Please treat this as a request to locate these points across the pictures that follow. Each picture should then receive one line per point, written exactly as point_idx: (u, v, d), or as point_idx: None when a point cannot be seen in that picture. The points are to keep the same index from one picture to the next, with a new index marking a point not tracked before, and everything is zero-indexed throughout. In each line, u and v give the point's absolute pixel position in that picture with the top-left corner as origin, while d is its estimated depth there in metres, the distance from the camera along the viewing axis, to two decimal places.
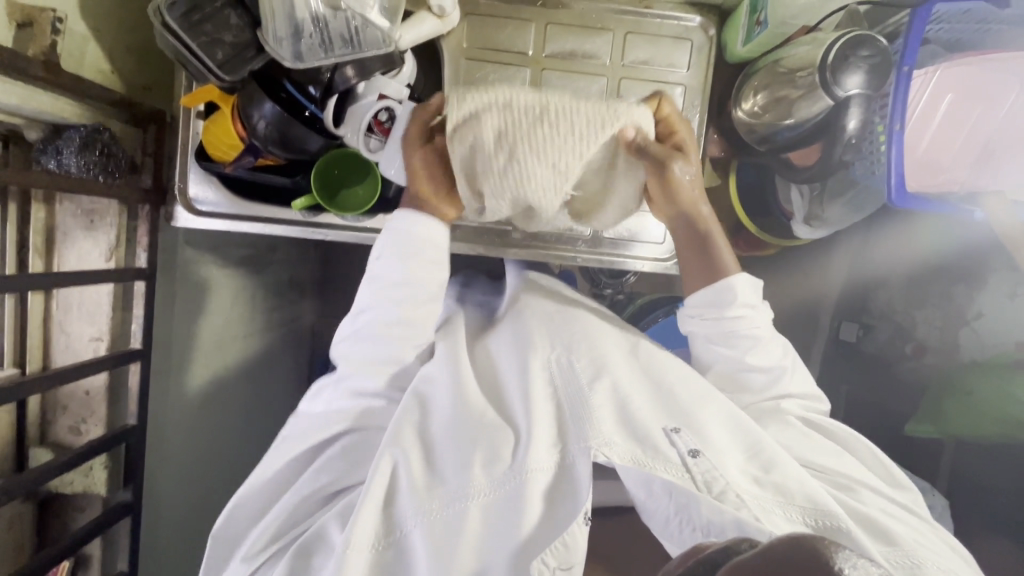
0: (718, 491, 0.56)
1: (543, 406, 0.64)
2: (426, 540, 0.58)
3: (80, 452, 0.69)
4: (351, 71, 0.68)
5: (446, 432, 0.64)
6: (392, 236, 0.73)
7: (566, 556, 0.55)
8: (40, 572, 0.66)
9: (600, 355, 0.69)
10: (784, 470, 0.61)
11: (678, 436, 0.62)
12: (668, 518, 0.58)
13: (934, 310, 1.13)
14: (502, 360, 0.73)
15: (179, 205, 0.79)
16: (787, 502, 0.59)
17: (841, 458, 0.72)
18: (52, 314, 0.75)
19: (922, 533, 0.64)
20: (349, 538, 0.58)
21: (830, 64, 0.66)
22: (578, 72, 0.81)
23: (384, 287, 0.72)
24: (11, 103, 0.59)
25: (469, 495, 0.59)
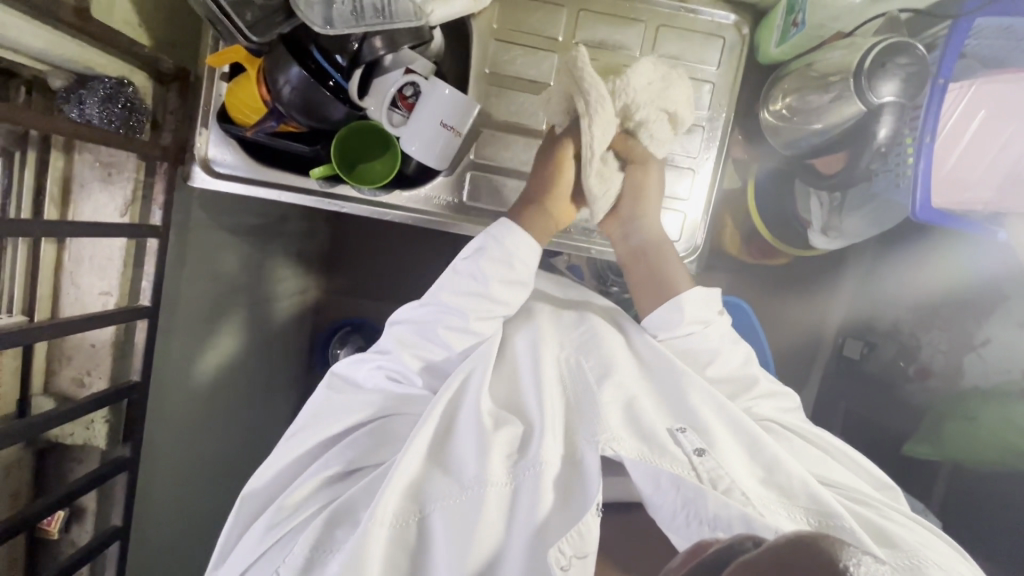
0: (724, 487, 0.56)
1: (554, 401, 0.66)
2: (451, 521, 0.58)
3: (83, 403, 0.70)
4: (380, 42, 0.68)
5: (465, 420, 0.65)
6: (477, 267, 0.69)
7: (582, 545, 0.55)
8: (30, 522, 0.66)
9: (608, 357, 0.70)
10: (787, 471, 0.62)
11: (683, 436, 0.63)
12: (674, 510, 0.57)
13: (944, 334, 1.13)
14: (520, 352, 0.72)
15: (196, 165, 0.79)
16: (791, 504, 0.60)
17: (826, 461, 0.72)
18: (64, 264, 0.75)
19: (910, 528, 0.65)
20: (375, 514, 0.57)
21: (867, 68, 0.65)
22: (604, 62, 0.81)
23: (456, 321, 0.68)
24: (40, 47, 0.58)
25: (488, 480, 0.59)
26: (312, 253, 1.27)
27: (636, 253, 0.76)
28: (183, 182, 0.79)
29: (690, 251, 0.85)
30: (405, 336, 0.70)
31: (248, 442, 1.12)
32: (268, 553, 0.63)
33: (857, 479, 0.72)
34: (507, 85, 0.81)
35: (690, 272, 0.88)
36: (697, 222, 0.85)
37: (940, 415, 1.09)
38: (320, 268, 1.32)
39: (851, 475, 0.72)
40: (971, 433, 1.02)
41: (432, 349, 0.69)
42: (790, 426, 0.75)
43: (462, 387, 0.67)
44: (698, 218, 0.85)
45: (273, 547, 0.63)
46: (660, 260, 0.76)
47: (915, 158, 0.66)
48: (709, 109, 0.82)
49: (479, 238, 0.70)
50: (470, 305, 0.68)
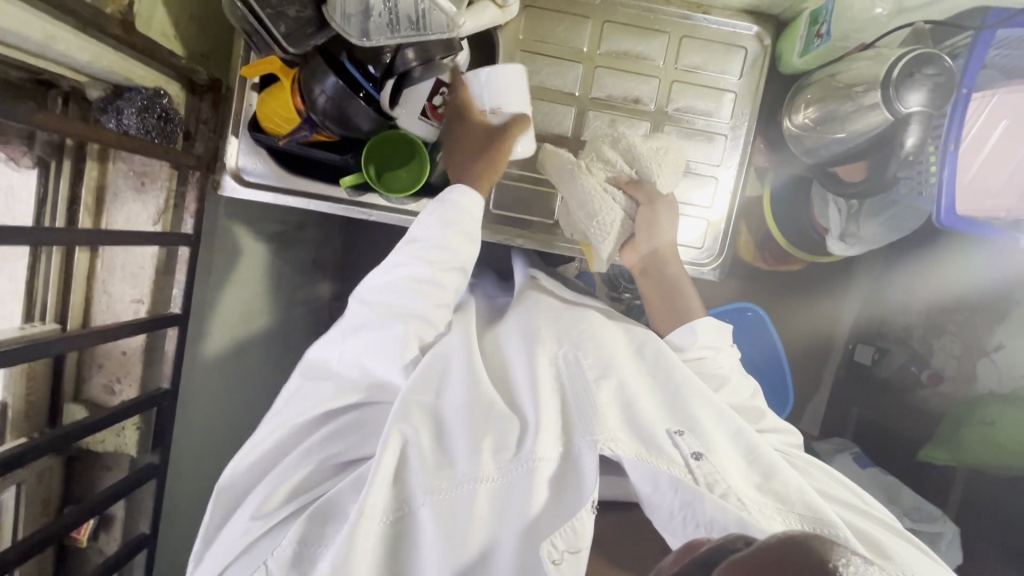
0: (721, 492, 0.54)
1: (550, 401, 0.64)
2: (439, 518, 0.57)
3: (117, 411, 0.69)
4: (413, 53, 0.70)
5: (457, 415, 0.62)
6: (433, 224, 0.72)
7: (574, 540, 0.55)
8: (66, 530, 0.66)
9: (607, 356, 0.69)
10: (784, 479, 0.59)
11: (681, 438, 0.61)
12: (671, 511, 0.56)
13: (951, 339, 1.16)
14: (511, 356, 0.73)
15: (227, 174, 0.80)
16: (787, 511, 0.56)
17: (834, 484, 0.71)
18: (97, 271, 0.76)
19: (919, 558, 0.63)
20: (362, 507, 0.56)
21: (894, 77, 0.65)
22: (628, 72, 0.82)
23: (420, 272, 0.70)
24: (84, 60, 0.59)
25: (479, 476, 0.58)
26: (328, 260, 1.28)
27: (652, 273, 0.80)
28: (214, 191, 0.80)
29: (713, 258, 0.86)
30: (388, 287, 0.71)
31: None
32: (253, 545, 0.62)
33: (868, 505, 0.71)
34: (532, 95, 0.83)
35: (713, 280, 0.88)
36: (718, 229, 0.86)
37: (956, 421, 1.09)
38: (334, 275, 1.32)
39: (860, 499, 0.71)
40: (988, 440, 1.02)
41: (402, 309, 0.69)
42: (796, 450, 0.75)
43: (445, 379, 0.66)
44: (719, 225, 0.86)
45: (257, 540, 0.62)
46: (675, 283, 0.79)
47: (940, 165, 0.67)
48: (730, 118, 0.83)
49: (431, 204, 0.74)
50: (432, 257, 0.70)
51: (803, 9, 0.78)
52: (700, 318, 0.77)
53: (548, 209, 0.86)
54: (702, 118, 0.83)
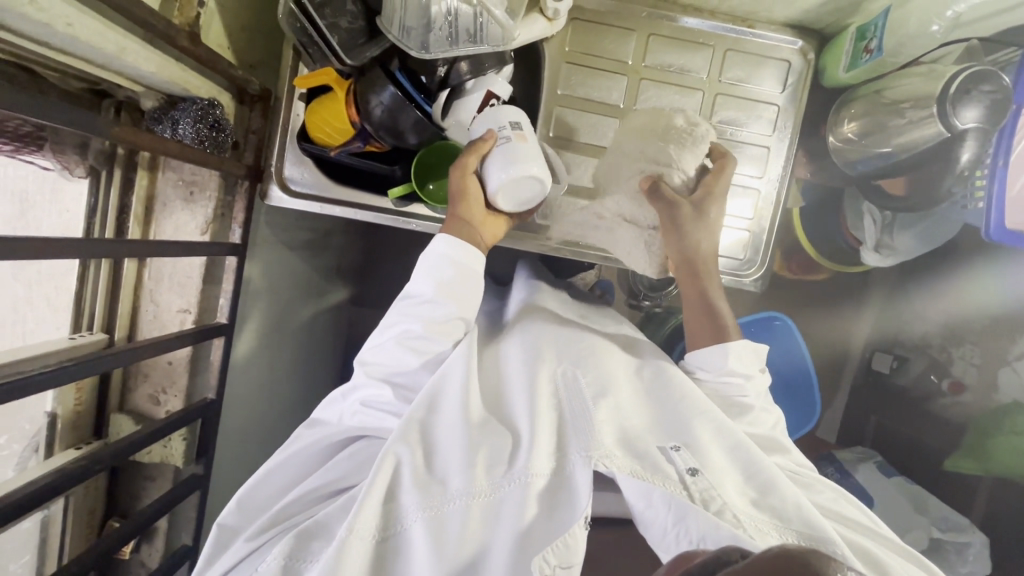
0: (716, 508, 0.53)
1: (546, 418, 0.63)
2: (431, 535, 0.54)
3: (166, 423, 0.69)
4: (467, 66, 0.70)
5: (450, 431, 0.63)
6: (422, 280, 0.71)
7: (567, 555, 0.52)
8: (116, 545, 0.65)
9: (605, 375, 0.69)
10: (782, 495, 0.58)
11: (677, 454, 0.60)
12: (665, 528, 0.55)
13: (972, 348, 1.16)
14: (508, 370, 0.73)
15: (274, 184, 0.79)
16: (784, 528, 0.55)
17: (835, 499, 0.69)
18: (144, 281, 0.75)
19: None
20: (353, 523, 0.54)
21: (951, 95, 0.65)
22: (672, 85, 0.82)
23: (410, 330, 0.70)
24: (149, 71, 0.59)
25: (471, 492, 0.56)
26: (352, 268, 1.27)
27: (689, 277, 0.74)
28: (260, 200, 0.80)
29: (753, 268, 0.87)
30: (388, 338, 0.72)
31: None
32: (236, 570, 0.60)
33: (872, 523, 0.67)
34: (577, 106, 0.83)
35: (752, 291, 0.89)
36: (758, 240, 0.86)
37: (984, 430, 1.10)
38: (355, 282, 1.31)
39: (862, 515, 0.68)
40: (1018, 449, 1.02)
41: (392, 370, 0.70)
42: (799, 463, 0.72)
43: (438, 398, 0.66)
44: (759, 237, 0.86)
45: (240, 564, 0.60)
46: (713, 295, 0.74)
47: (988, 180, 0.68)
48: (773, 130, 0.84)
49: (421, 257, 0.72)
50: (422, 313, 0.70)
51: (848, 24, 0.79)
52: (733, 338, 0.73)
53: None
54: (745, 130, 0.83)
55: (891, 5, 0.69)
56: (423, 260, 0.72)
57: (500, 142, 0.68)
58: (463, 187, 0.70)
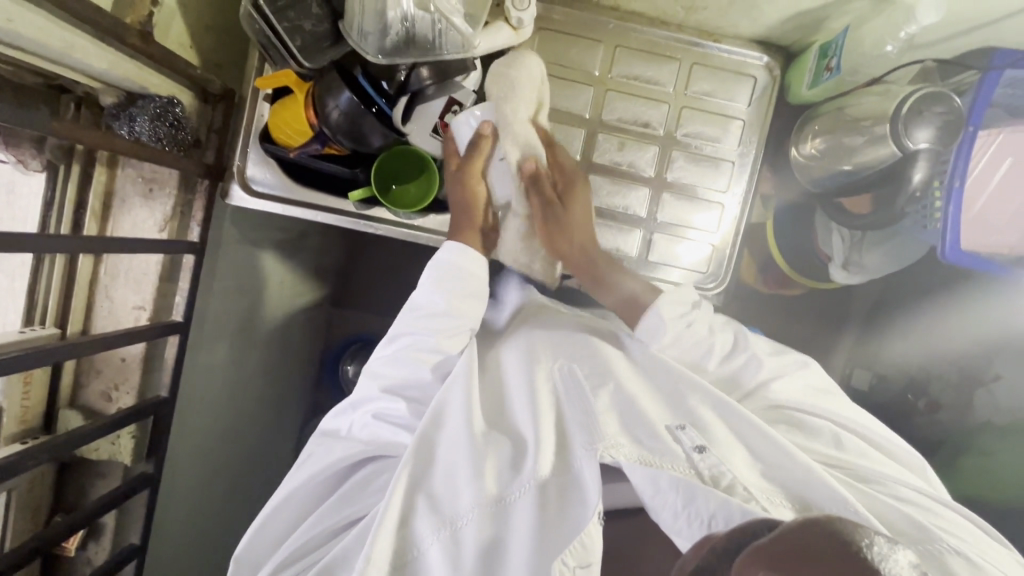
0: (726, 484, 0.53)
1: (547, 414, 0.64)
2: (446, 555, 0.55)
3: (109, 421, 0.68)
4: (427, 72, 0.71)
5: (454, 438, 0.62)
6: (432, 291, 0.71)
7: (584, 554, 0.53)
8: (54, 542, 0.65)
9: (606, 366, 0.69)
10: (793, 465, 0.57)
11: (683, 434, 0.60)
12: (675, 514, 0.52)
13: (951, 367, 1.16)
14: (508, 367, 0.72)
15: (236, 182, 0.79)
16: (803, 502, 0.55)
17: (842, 442, 0.67)
18: (100, 276, 0.75)
19: (935, 512, 0.60)
20: (370, 552, 0.55)
21: (904, 115, 0.66)
22: (638, 96, 0.83)
23: (423, 341, 0.69)
24: (99, 67, 0.59)
25: (481, 503, 0.57)
26: (328, 269, 1.27)
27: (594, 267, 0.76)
28: (221, 199, 0.80)
29: (718, 283, 0.86)
30: (399, 350, 0.70)
31: (259, 459, 1.10)
32: None
33: (881, 460, 0.67)
34: None
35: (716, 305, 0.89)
36: (722, 254, 0.86)
37: (955, 450, 1.13)
38: (332, 282, 1.31)
39: (871, 455, 0.67)
40: None
41: (406, 384, 0.69)
42: (807, 409, 0.70)
43: (444, 410, 0.65)
44: (724, 250, 0.86)
45: None
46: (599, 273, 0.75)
47: (942, 203, 0.67)
48: (739, 145, 0.84)
49: (425, 269, 0.73)
50: (435, 326, 0.69)
51: (812, 41, 0.79)
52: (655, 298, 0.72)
53: None
54: (709, 144, 0.83)
55: (850, 24, 0.69)
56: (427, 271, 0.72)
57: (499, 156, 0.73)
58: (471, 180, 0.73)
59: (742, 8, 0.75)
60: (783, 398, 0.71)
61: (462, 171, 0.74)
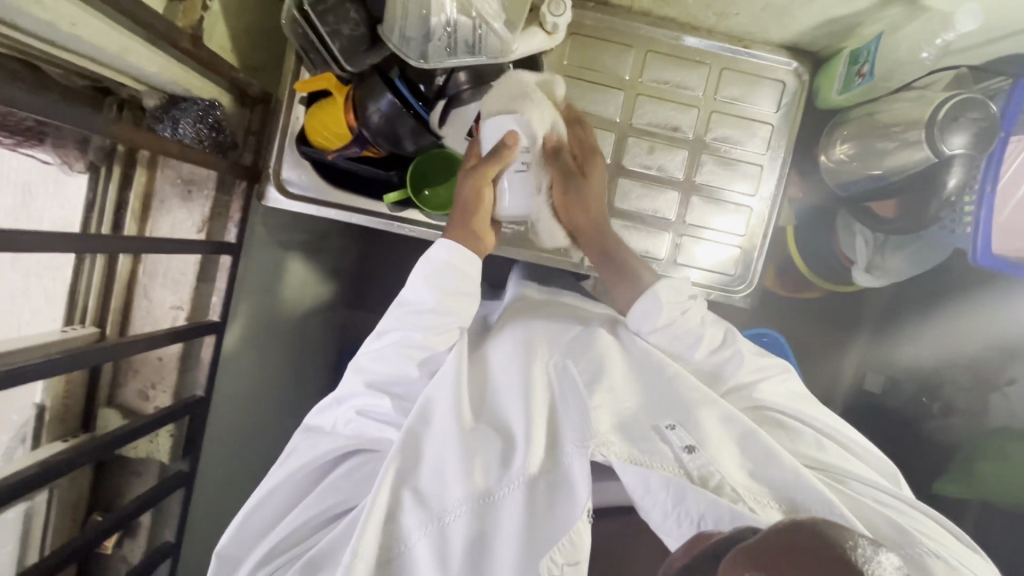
0: (714, 485, 0.53)
1: (539, 406, 0.63)
2: (433, 551, 0.57)
3: (150, 420, 0.69)
4: (464, 76, 0.71)
5: (443, 435, 0.61)
6: (422, 287, 0.67)
7: (573, 552, 0.55)
8: (96, 541, 0.66)
9: (599, 361, 0.67)
10: (780, 464, 0.57)
11: (672, 433, 0.59)
12: (665, 512, 0.53)
13: (963, 370, 1.17)
14: (496, 360, 0.71)
15: (272, 186, 0.80)
16: (781, 497, 0.55)
17: (823, 445, 0.69)
18: (139, 276, 0.76)
19: (910, 515, 0.61)
20: (358, 545, 0.55)
21: (939, 121, 0.67)
22: (668, 101, 0.84)
23: (411, 337, 0.67)
24: (150, 70, 0.60)
25: (470, 500, 0.58)
26: (348, 270, 1.27)
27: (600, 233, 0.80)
28: (258, 201, 0.80)
29: (745, 285, 0.87)
30: (386, 344, 0.68)
31: None
32: None
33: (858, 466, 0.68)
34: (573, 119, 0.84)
35: (743, 307, 0.89)
36: (749, 258, 0.87)
37: (972, 453, 1.12)
38: (351, 284, 1.32)
39: (850, 460, 0.68)
40: None
41: (391, 380, 0.68)
42: (790, 414, 0.72)
43: (432, 405, 0.64)
44: (750, 253, 0.87)
45: None
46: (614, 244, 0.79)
47: (976, 205, 0.70)
48: (766, 149, 0.85)
49: (418, 262, 0.69)
50: (423, 322, 0.66)
51: (842, 47, 0.80)
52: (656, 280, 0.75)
53: None
54: (737, 148, 0.84)
55: (884, 31, 0.70)
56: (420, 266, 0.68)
57: (517, 165, 0.69)
58: (475, 189, 0.68)
59: (775, 14, 0.76)
60: (767, 399, 0.73)
61: (474, 172, 0.68)
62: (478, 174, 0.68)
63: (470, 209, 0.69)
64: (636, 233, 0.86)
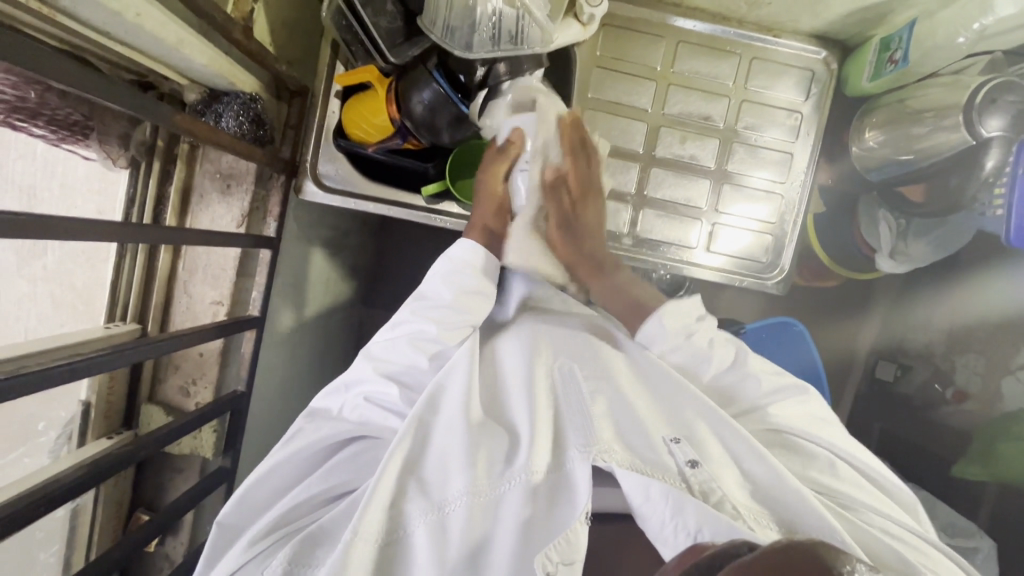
0: (714, 500, 0.54)
1: (545, 411, 0.63)
2: (433, 539, 0.54)
3: (196, 416, 0.69)
4: (504, 67, 0.72)
5: (449, 430, 0.60)
6: (440, 283, 0.68)
7: (569, 552, 0.52)
8: (146, 538, 0.65)
9: (606, 369, 0.67)
10: (783, 485, 0.57)
11: (676, 446, 0.60)
12: (663, 522, 0.53)
13: (975, 357, 1.18)
14: (505, 360, 0.70)
15: (309, 179, 0.80)
16: (778, 519, 0.56)
17: (835, 470, 0.67)
18: (178, 271, 0.76)
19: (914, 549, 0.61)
20: (358, 526, 0.53)
21: (977, 104, 0.68)
22: (699, 91, 0.85)
23: (424, 332, 0.66)
24: (201, 63, 0.60)
25: (472, 493, 0.56)
26: (366, 267, 1.27)
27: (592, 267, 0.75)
28: (295, 195, 0.80)
29: (779, 273, 0.88)
30: (398, 335, 0.68)
31: None
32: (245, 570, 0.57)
33: (873, 494, 0.67)
34: (606, 109, 0.84)
35: (774, 295, 0.90)
36: (780, 242, 0.88)
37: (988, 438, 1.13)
38: (369, 281, 1.31)
39: (860, 488, 0.67)
40: None
41: (396, 368, 0.67)
42: (808, 433, 0.70)
43: (439, 398, 0.63)
44: (780, 241, 0.88)
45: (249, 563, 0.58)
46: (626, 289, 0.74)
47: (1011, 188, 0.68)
48: (795, 137, 0.86)
49: (437, 262, 0.71)
50: (436, 317, 0.67)
51: (871, 35, 0.81)
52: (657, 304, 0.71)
53: (618, 221, 0.87)
54: (767, 136, 0.85)
55: (918, 18, 0.71)
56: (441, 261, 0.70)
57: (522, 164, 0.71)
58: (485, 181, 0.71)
59: (807, 3, 0.77)
60: (783, 419, 0.70)
61: (486, 169, 0.71)
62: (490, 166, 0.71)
63: (484, 204, 0.70)
64: (662, 222, 0.87)
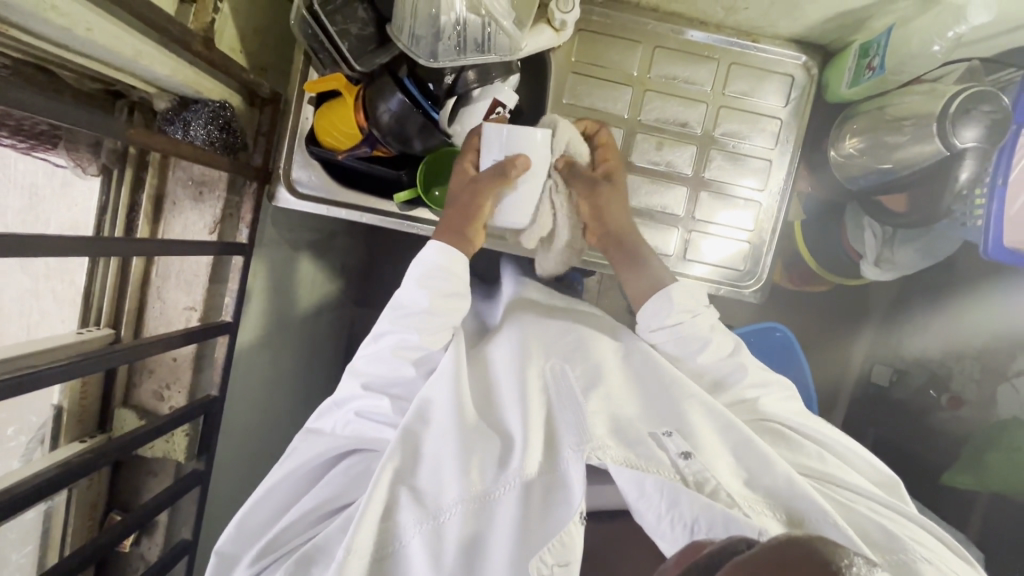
0: (710, 489, 0.52)
1: (535, 409, 0.63)
2: (430, 547, 0.54)
3: (166, 420, 0.70)
4: (473, 75, 0.70)
5: (442, 434, 0.60)
6: (416, 289, 0.68)
7: (564, 553, 0.51)
8: (114, 542, 0.66)
9: (594, 367, 0.68)
10: (774, 471, 0.57)
11: (668, 439, 0.59)
12: (659, 516, 0.52)
13: (972, 363, 1.15)
14: (497, 364, 0.71)
15: (281, 186, 0.81)
16: (773, 503, 0.55)
17: (823, 457, 0.68)
18: (152, 277, 0.77)
19: (908, 525, 0.60)
20: (351, 543, 0.53)
21: (951, 115, 0.67)
22: (677, 97, 0.83)
23: (406, 338, 0.67)
24: (162, 74, 0.60)
25: (466, 499, 0.56)
26: (354, 269, 1.27)
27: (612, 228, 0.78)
28: (269, 202, 0.81)
29: (754, 281, 0.87)
30: (383, 346, 0.69)
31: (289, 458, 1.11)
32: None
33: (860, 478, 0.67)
34: (582, 116, 0.84)
35: (752, 303, 0.89)
36: (759, 251, 0.87)
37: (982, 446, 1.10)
38: (358, 282, 1.31)
39: (849, 473, 0.67)
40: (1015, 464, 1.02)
41: (390, 381, 0.68)
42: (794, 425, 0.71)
43: (430, 408, 0.63)
44: (760, 248, 0.87)
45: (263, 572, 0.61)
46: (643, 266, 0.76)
47: (987, 199, 0.69)
48: (775, 143, 0.84)
49: (410, 267, 0.71)
50: (416, 323, 0.67)
51: (852, 40, 0.80)
52: (672, 285, 0.74)
53: None
54: (746, 143, 0.84)
55: (894, 24, 0.70)
56: (416, 267, 0.70)
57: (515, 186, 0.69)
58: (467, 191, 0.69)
59: (784, 9, 0.75)
60: (770, 411, 0.72)
61: (473, 179, 0.69)
62: (477, 181, 0.68)
63: (459, 213, 0.69)
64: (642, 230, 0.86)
